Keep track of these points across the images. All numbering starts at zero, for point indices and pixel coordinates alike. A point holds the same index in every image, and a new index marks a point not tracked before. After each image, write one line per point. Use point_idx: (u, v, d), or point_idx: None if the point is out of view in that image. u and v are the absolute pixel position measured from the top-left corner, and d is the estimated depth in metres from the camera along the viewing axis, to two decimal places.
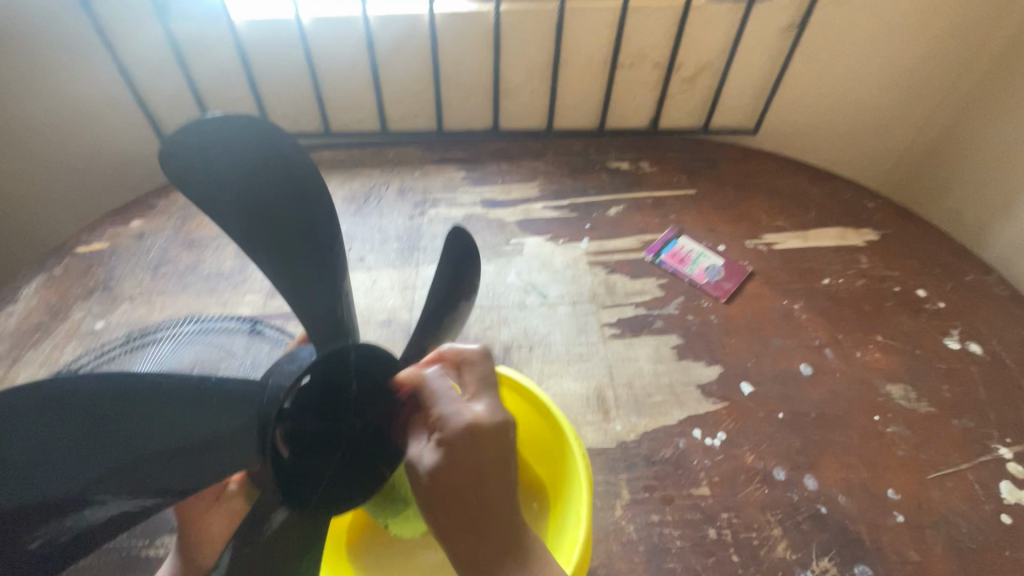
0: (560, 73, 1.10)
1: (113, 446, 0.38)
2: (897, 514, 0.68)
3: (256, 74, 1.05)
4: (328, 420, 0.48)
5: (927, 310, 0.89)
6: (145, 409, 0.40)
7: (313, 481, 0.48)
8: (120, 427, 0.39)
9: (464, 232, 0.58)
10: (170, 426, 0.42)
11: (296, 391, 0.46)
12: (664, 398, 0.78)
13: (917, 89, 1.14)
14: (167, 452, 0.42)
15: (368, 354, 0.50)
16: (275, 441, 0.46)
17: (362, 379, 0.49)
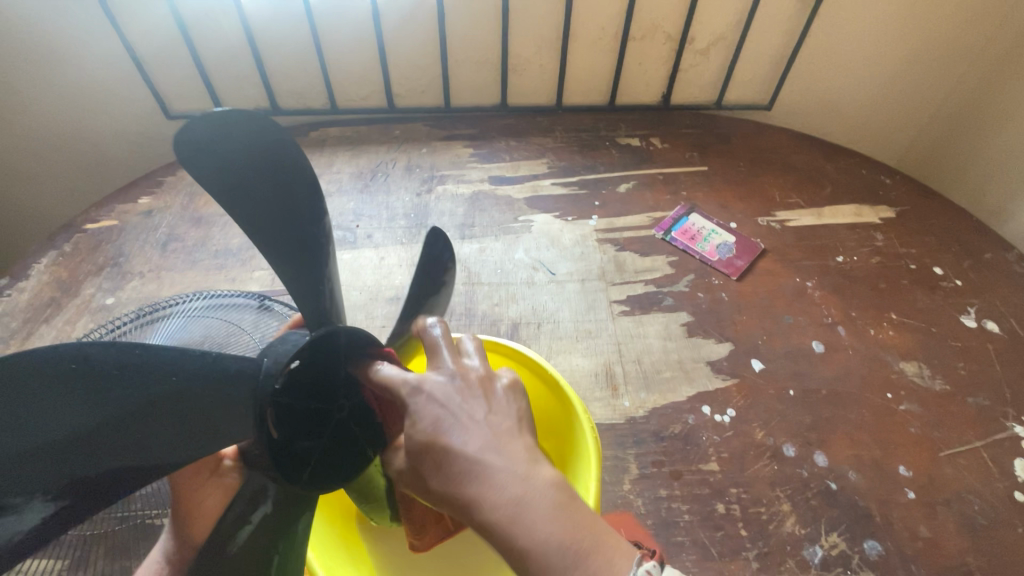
0: (570, 46, 1.07)
1: (123, 423, 0.35)
2: (909, 491, 0.67)
3: (261, 50, 1.04)
4: (317, 396, 0.47)
5: (943, 288, 0.87)
6: (158, 386, 0.36)
7: (302, 461, 0.47)
8: (131, 405, 0.35)
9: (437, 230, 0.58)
10: (179, 396, 0.38)
11: (288, 370, 0.44)
12: (673, 375, 0.77)
13: (940, 60, 1.10)
14: (175, 421, 0.38)
15: (357, 335, 0.49)
16: (268, 421, 0.43)
17: (352, 360, 0.49)
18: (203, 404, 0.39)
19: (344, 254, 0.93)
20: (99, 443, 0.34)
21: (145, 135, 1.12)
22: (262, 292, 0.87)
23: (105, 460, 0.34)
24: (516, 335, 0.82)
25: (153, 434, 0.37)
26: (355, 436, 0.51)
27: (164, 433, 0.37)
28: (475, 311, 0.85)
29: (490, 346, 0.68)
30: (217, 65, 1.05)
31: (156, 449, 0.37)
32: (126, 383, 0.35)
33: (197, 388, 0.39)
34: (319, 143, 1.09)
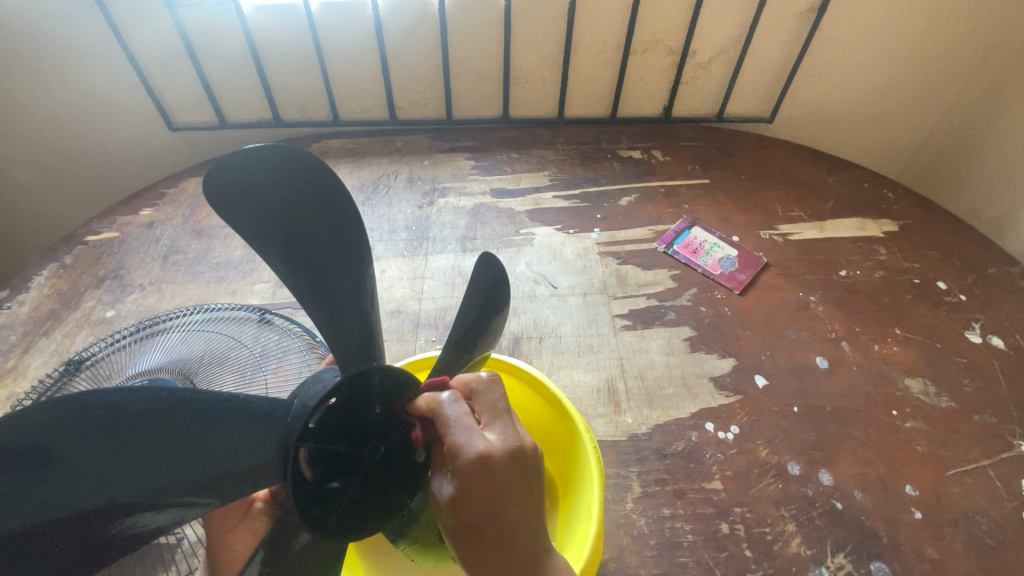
0: (571, 59, 1.08)
1: (144, 466, 0.38)
2: (916, 511, 0.66)
3: (264, 62, 1.04)
4: (354, 443, 0.45)
5: (948, 303, 0.87)
6: (180, 429, 0.39)
7: (332, 507, 0.45)
8: (153, 447, 0.38)
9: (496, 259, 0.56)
10: (203, 444, 0.40)
11: (324, 415, 0.43)
12: (676, 391, 0.76)
13: (941, 73, 1.10)
14: (199, 469, 0.40)
15: (394, 378, 0.47)
16: (299, 461, 0.42)
17: (388, 405, 0.46)
18: (220, 449, 0.41)
19: None
20: (115, 484, 0.36)
21: (147, 146, 1.12)
22: (263, 305, 0.87)
23: (119, 501, 0.36)
24: (518, 349, 0.82)
25: (169, 478, 0.39)
26: (391, 483, 0.48)
27: (180, 478, 0.39)
28: None
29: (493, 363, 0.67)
30: (219, 77, 1.06)
31: (172, 493, 0.39)
32: (149, 427, 0.38)
33: (217, 434, 0.41)
34: (321, 155, 1.09)
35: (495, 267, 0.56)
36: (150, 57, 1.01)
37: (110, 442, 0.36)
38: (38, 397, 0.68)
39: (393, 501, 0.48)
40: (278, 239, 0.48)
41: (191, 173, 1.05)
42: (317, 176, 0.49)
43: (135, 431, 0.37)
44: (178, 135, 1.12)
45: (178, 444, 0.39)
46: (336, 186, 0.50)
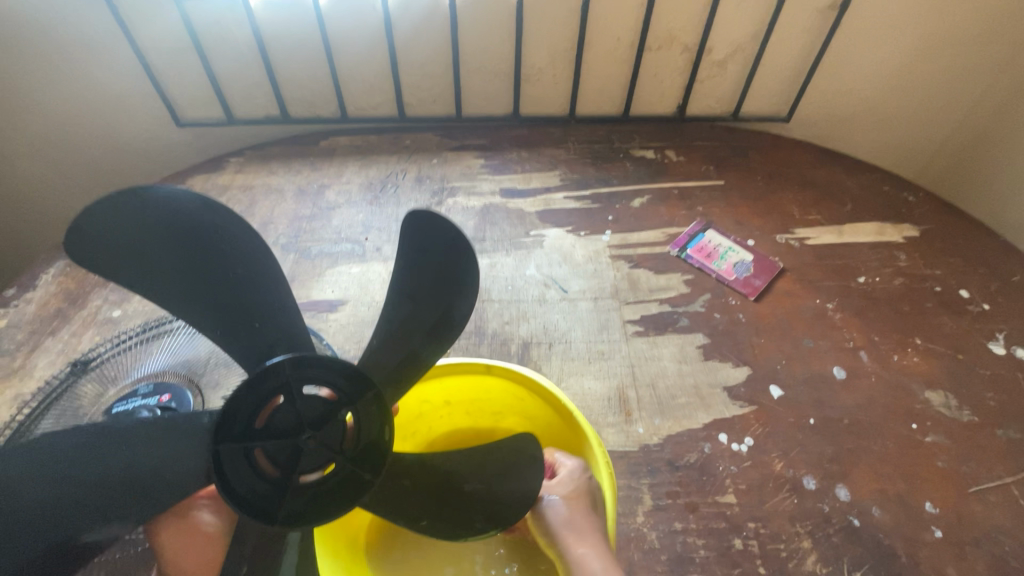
0: (583, 57, 1.05)
1: (86, 495, 0.42)
2: (936, 529, 0.64)
3: (272, 59, 1.03)
4: (290, 425, 0.46)
5: (971, 312, 0.84)
6: (113, 457, 0.44)
7: (284, 493, 0.45)
8: (90, 476, 0.43)
9: (424, 217, 0.51)
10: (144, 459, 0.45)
11: (248, 406, 0.44)
12: (689, 400, 0.75)
13: (966, 71, 1.07)
14: (144, 482, 0.45)
15: (323, 360, 0.45)
16: (253, 456, 0.45)
17: (329, 385, 0.46)
18: (153, 464, 0.45)
19: (352, 268, 0.92)
20: (68, 514, 0.42)
21: (155, 141, 1.11)
22: None
23: (78, 527, 0.42)
24: (527, 354, 0.80)
25: (110, 501, 0.43)
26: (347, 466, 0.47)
27: (128, 490, 0.44)
28: (485, 329, 0.83)
29: (501, 371, 0.63)
30: (228, 74, 1.04)
31: (118, 512, 0.44)
32: (88, 453, 0.43)
33: (148, 453, 0.45)
34: (329, 153, 1.08)
35: (436, 219, 0.51)
36: (157, 55, 1.00)
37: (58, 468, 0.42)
38: (43, 397, 0.68)
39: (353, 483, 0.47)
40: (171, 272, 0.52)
41: (199, 171, 1.04)
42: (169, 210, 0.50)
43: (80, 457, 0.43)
44: (186, 131, 1.11)
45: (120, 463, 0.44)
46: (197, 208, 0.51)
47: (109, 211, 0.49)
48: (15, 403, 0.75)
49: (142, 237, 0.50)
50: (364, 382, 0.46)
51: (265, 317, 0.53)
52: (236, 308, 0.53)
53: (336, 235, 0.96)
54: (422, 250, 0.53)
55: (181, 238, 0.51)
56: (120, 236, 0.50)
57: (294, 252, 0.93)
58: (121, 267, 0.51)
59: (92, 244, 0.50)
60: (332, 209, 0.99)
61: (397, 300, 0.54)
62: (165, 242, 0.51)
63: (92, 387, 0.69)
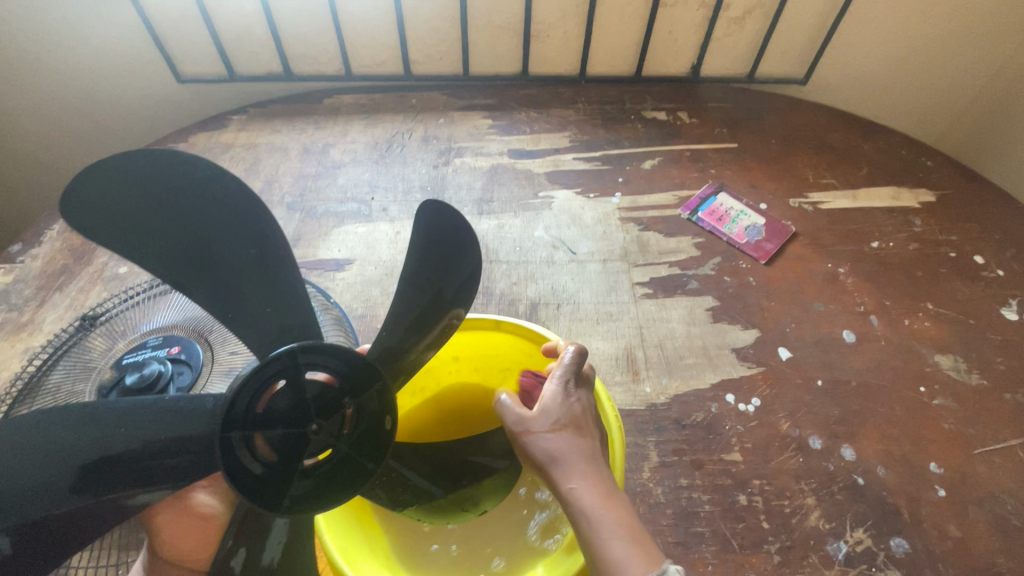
0: (596, 12, 1.02)
1: (77, 473, 0.40)
2: (939, 488, 0.65)
3: (274, 12, 0.99)
4: (294, 411, 0.45)
5: (985, 278, 0.83)
6: (108, 436, 0.41)
7: (285, 482, 0.45)
8: (83, 452, 0.40)
9: (442, 205, 0.51)
10: (143, 438, 0.42)
11: (251, 390, 0.42)
12: (697, 360, 0.75)
13: (995, 30, 1.02)
14: (146, 459, 0.42)
15: (335, 349, 0.44)
16: (252, 445, 0.43)
17: (336, 373, 0.46)
18: (150, 443, 0.42)
19: (359, 227, 0.91)
20: (56, 490, 0.39)
21: (157, 99, 1.09)
22: None
23: (65, 505, 0.39)
24: (535, 315, 0.80)
25: (110, 480, 0.41)
26: (349, 454, 0.48)
27: (129, 469, 0.41)
28: (493, 289, 0.83)
29: (510, 327, 0.64)
30: (229, 28, 1.01)
31: (110, 491, 0.41)
32: (82, 435, 0.40)
33: (145, 431, 0.42)
34: (333, 111, 1.05)
35: (445, 209, 0.52)
36: (155, 6, 0.97)
37: (48, 452, 0.39)
38: (53, 350, 0.69)
39: (350, 470, 0.48)
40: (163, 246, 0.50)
41: (201, 128, 1.02)
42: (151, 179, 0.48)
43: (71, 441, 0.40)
44: (187, 88, 1.09)
45: (118, 444, 0.41)
46: (182, 175, 0.48)
47: (110, 176, 0.47)
48: (25, 355, 0.76)
49: (129, 207, 0.48)
50: (371, 373, 0.47)
51: (277, 301, 0.53)
52: (248, 288, 0.52)
53: (341, 195, 0.94)
54: (429, 241, 0.53)
55: (192, 212, 0.50)
56: (131, 203, 0.48)
57: (299, 211, 0.92)
58: (125, 235, 0.49)
59: (97, 207, 0.47)
60: (337, 168, 0.98)
61: (407, 291, 0.53)
62: (166, 210, 0.49)
63: (101, 341, 0.69)
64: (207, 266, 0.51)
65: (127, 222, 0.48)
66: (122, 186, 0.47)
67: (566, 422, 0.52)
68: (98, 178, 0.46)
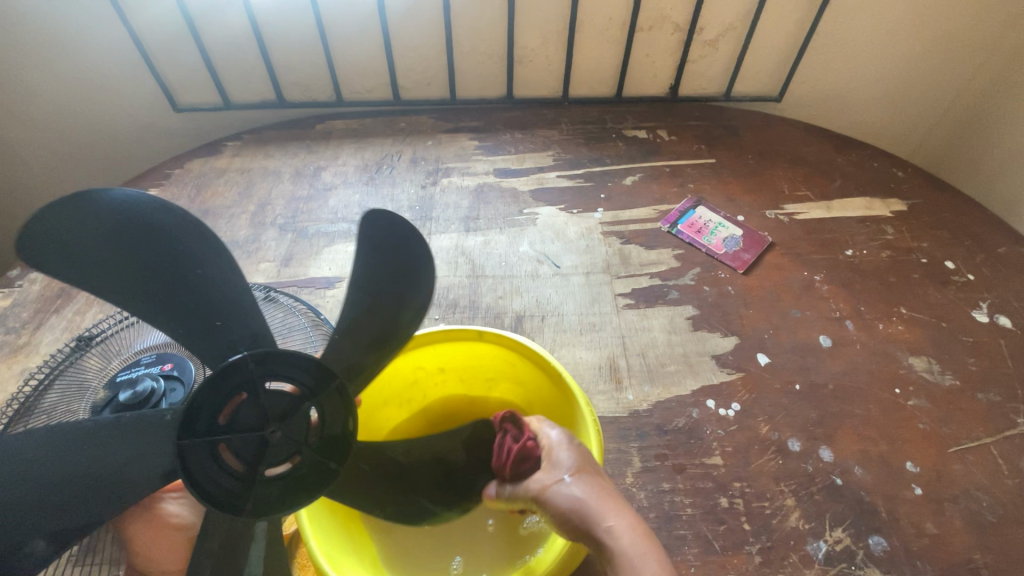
0: (575, 38, 1.06)
1: (52, 487, 0.44)
2: (916, 487, 0.66)
3: (266, 43, 1.04)
4: (255, 420, 0.47)
5: (956, 282, 0.86)
6: (75, 456, 0.45)
7: (251, 488, 0.47)
8: (62, 465, 0.45)
9: (381, 214, 0.54)
10: (106, 448, 0.46)
11: (211, 402, 0.45)
12: (678, 368, 0.77)
13: (957, 47, 1.07)
14: (112, 465, 0.46)
15: (286, 356, 0.47)
16: (218, 454, 0.46)
17: (295, 380, 0.48)
18: (112, 455, 0.46)
19: (349, 246, 0.93)
20: (34, 510, 0.43)
21: (154, 127, 1.13)
22: (268, 284, 0.88)
23: (47, 511, 0.44)
24: (520, 327, 0.82)
25: (83, 487, 0.45)
26: (314, 460, 0.49)
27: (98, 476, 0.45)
28: (480, 303, 0.85)
29: (493, 337, 0.65)
30: (224, 59, 1.06)
31: (82, 510, 0.45)
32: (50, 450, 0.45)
33: (107, 450, 0.46)
34: (325, 135, 1.09)
35: (390, 217, 0.54)
36: (153, 40, 1.01)
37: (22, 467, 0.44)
38: (48, 372, 0.71)
39: (312, 474, 0.49)
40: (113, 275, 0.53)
41: (197, 154, 1.06)
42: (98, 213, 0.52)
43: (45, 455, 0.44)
44: (183, 116, 1.13)
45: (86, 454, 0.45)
46: (126, 208, 0.53)
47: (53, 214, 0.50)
48: (22, 376, 0.78)
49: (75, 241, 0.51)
50: (328, 376, 0.48)
51: (228, 315, 0.55)
52: (198, 308, 0.54)
53: (332, 215, 0.97)
54: (379, 246, 0.55)
55: (137, 241, 0.53)
56: (77, 240, 0.51)
57: (291, 232, 0.95)
58: (76, 268, 0.51)
59: (43, 244, 0.50)
60: (329, 190, 1.01)
61: (359, 294, 0.55)
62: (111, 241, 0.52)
63: (96, 360, 0.71)
64: (157, 291, 0.54)
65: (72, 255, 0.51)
66: (68, 222, 0.51)
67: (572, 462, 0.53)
68: (48, 214, 0.50)
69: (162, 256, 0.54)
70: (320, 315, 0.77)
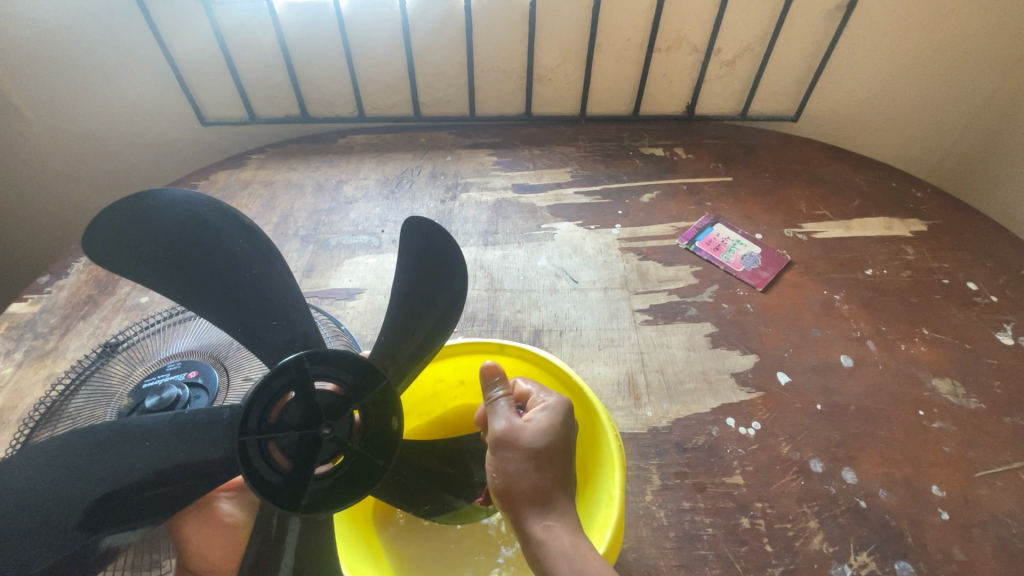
0: (594, 56, 1.08)
1: (95, 483, 0.45)
2: (942, 512, 0.65)
3: (294, 60, 1.07)
4: (303, 421, 0.48)
5: (978, 304, 0.85)
6: (87, 466, 0.45)
7: (302, 486, 0.49)
8: (106, 462, 0.45)
9: (418, 221, 0.56)
10: (149, 448, 0.47)
11: (260, 404, 0.46)
12: (697, 385, 0.76)
13: (977, 68, 1.07)
14: (152, 464, 0.46)
15: (334, 356, 0.48)
16: (268, 454, 0.47)
17: (340, 378, 0.50)
18: (155, 454, 0.47)
19: (370, 258, 0.95)
20: (76, 516, 0.44)
21: (182, 139, 1.16)
22: None
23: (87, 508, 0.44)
24: (539, 341, 0.82)
25: (124, 484, 0.45)
26: (359, 457, 0.52)
27: (140, 474, 0.46)
28: (497, 317, 0.85)
29: (514, 351, 0.66)
30: (252, 76, 1.09)
31: (112, 517, 0.45)
32: (95, 446, 0.45)
33: (123, 455, 0.46)
34: (346, 150, 1.11)
35: (423, 224, 0.56)
36: (187, 60, 1.05)
37: (67, 461, 0.45)
38: (74, 377, 0.72)
39: (359, 466, 0.51)
40: (167, 276, 0.55)
41: (222, 167, 1.08)
42: (154, 217, 0.54)
43: (89, 451, 0.45)
44: (210, 129, 1.16)
45: (128, 452, 0.46)
46: (181, 213, 0.55)
47: (117, 217, 0.53)
48: (49, 381, 0.79)
49: (132, 243, 0.54)
50: (374, 375, 0.51)
51: (281, 313, 0.56)
52: (251, 309, 0.56)
53: (353, 228, 0.99)
54: (415, 254, 0.57)
55: (190, 243, 0.55)
56: (145, 239, 0.54)
57: (312, 243, 0.96)
58: (135, 267, 0.54)
59: (107, 244, 0.54)
60: (350, 203, 1.02)
61: (403, 301, 0.57)
62: (165, 243, 0.54)
63: (121, 366, 0.72)
64: (218, 287, 0.55)
65: (132, 254, 0.54)
66: (127, 222, 0.54)
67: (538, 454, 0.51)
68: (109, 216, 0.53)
69: (215, 259, 0.55)
70: (341, 326, 0.76)
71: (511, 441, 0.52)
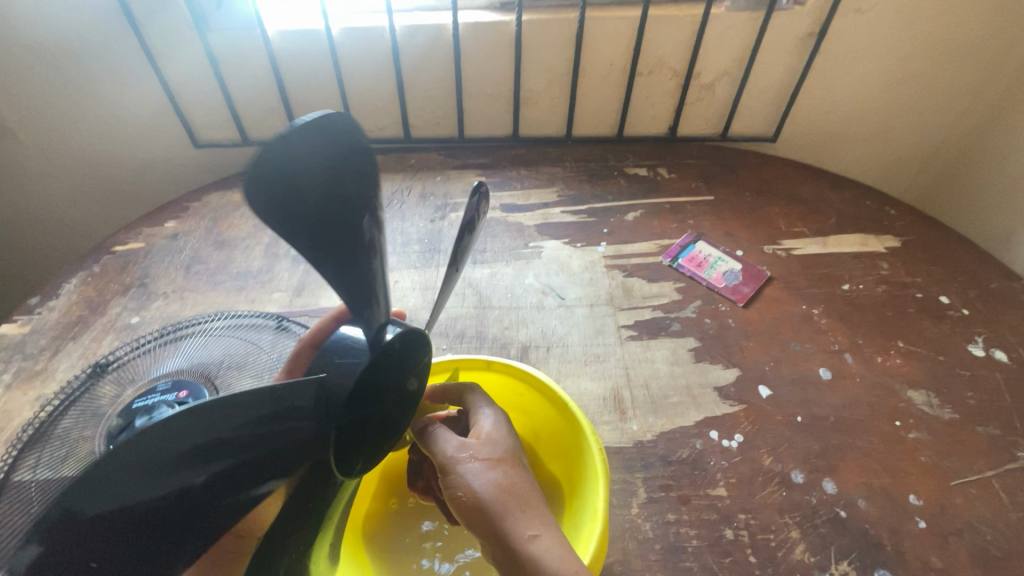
0: (579, 80, 1.12)
1: (177, 467, 0.37)
2: (920, 520, 0.67)
3: (287, 84, 1.09)
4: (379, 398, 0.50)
5: (951, 317, 0.88)
6: (158, 456, 0.35)
7: (357, 452, 0.51)
8: (181, 450, 0.37)
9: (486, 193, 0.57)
10: (239, 420, 0.40)
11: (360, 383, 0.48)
12: (681, 399, 0.78)
13: (945, 91, 1.13)
14: (242, 435, 0.41)
15: (417, 339, 0.53)
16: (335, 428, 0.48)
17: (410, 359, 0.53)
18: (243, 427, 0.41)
19: None
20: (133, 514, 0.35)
21: (175, 161, 1.18)
22: (280, 313, 0.90)
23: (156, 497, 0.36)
24: (526, 357, 0.84)
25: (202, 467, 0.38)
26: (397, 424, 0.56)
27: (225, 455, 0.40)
28: (486, 334, 0.87)
29: (501, 367, 0.68)
30: (245, 99, 1.11)
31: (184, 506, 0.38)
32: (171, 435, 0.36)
33: (207, 432, 0.38)
34: None
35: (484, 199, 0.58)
36: (181, 83, 1.07)
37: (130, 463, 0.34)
38: (64, 398, 0.72)
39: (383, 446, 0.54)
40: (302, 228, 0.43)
41: (215, 189, 1.10)
42: (343, 157, 0.43)
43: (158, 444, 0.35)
44: (203, 151, 1.18)
45: (213, 430, 0.39)
46: (353, 152, 0.44)
47: (306, 148, 0.40)
48: (38, 402, 0.79)
49: (315, 179, 0.42)
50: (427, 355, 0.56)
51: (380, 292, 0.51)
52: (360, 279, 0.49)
53: None
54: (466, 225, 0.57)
55: (344, 191, 0.44)
56: (315, 177, 0.41)
57: (304, 263, 0.98)
58: (283, 207, 0.41)
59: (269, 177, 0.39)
60: None
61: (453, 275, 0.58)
62: (326, 187, 0.43)
63: (111, 387, 0.73)
64: (322, 255, 0.45)
65: (291, 187, 0.40)
66: (310, 150, 0.40)
67: (496, 457, 0.53)
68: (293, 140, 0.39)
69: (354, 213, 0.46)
70: None
71: (466, 448, 0.54)
